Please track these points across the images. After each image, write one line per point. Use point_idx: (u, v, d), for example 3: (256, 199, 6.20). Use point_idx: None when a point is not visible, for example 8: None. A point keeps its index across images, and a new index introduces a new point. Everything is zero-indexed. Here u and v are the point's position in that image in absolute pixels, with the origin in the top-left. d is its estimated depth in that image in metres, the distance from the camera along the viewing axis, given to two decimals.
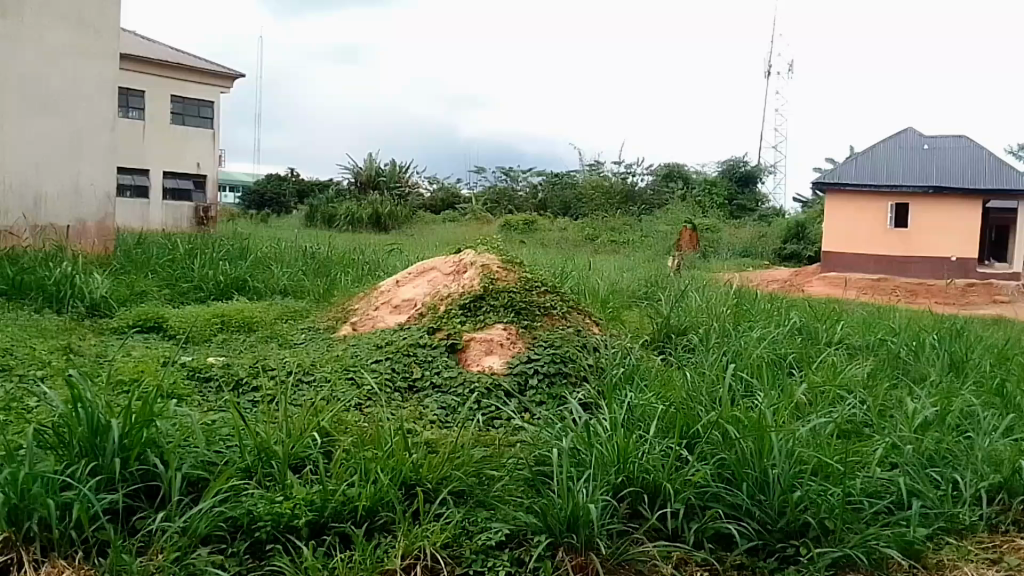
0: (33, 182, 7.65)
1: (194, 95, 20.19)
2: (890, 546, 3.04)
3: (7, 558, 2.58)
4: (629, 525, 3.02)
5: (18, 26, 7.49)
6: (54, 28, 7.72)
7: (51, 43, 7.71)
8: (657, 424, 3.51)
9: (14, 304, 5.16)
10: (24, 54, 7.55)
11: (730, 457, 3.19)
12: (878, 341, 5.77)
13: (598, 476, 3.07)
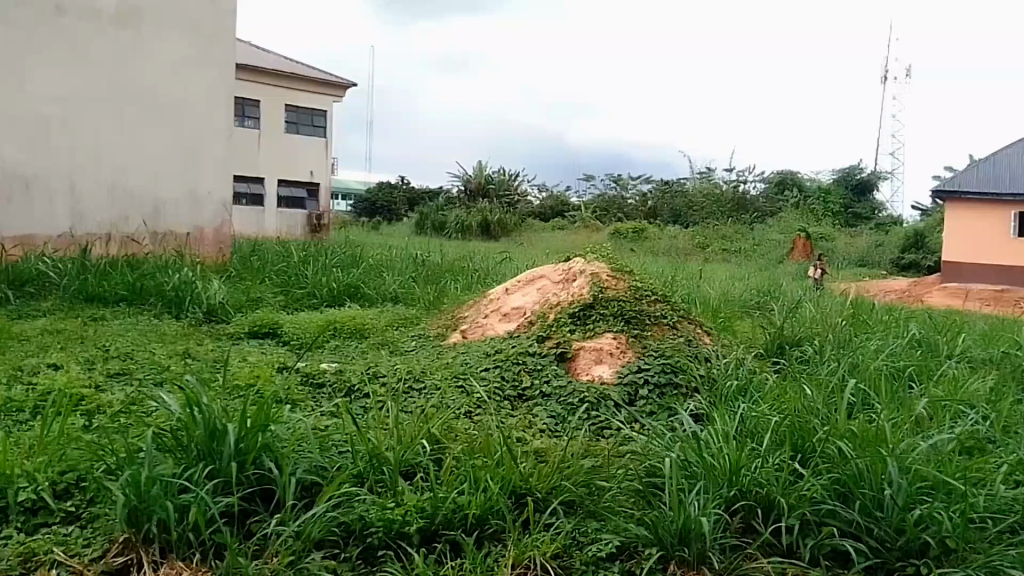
0: (153, 190, 8.03)
1: (307, 104, 21.03)
2: (1017, 568, 2.59)
3: (127, 559, 2.56)
4: (741, 540, 2.78)
5: (140, 38, 7.86)
6: (171, 40, 8.08)
7: (169, 54, 8.08)
8: (771, 437, 3.25)
9: (136, 309, 5.39)
10: (145, 65, 7.91)
11: (845, 473, 2.88)
12: (1003, 355, 5.25)
13: (710, 489, 2.87)
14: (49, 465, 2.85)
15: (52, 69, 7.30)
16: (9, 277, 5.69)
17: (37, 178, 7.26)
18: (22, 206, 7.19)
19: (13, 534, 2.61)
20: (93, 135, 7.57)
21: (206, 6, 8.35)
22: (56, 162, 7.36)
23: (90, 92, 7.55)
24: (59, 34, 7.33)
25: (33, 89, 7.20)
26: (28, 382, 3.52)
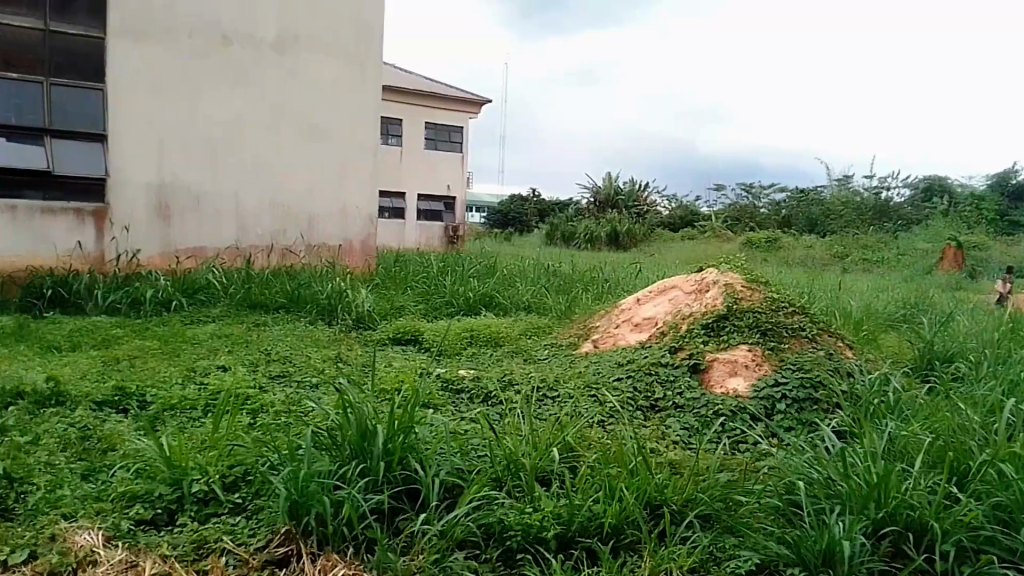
0: (307, 204, 8.53)
1: (445, 121, 21.68)
2: None
3: (288, 549, 2.70)
4: (890, 564, 2.63)
5: (297, 63, 8.39)
6: (325, 64, 8.56)
7: (324, 78, 8.57)
8: (922, 457, 3.09)
9: (293, 316, 5.76)
10: (302, 88, 8.43)
11: (1007, 498, 2.69)
12: None
13: (854, 510, 2.73)
14: (218, 460, 3.06)
15: (220, 94, 7.93)
16: (182, 285, 6.23)
17: (205, 194, 7.90)
18: (194, 220, 7.85)
19: (187, 521, 2.77)
20: (255, 156, 8.17)
21: (358, 30, 8.75)
22: (222, 180, 7.99)
23: (253, 115, 8.14)
24: (226, 63, 7.96)
25: (204, 114, 7.85)
26: (201, 382, 3.84)
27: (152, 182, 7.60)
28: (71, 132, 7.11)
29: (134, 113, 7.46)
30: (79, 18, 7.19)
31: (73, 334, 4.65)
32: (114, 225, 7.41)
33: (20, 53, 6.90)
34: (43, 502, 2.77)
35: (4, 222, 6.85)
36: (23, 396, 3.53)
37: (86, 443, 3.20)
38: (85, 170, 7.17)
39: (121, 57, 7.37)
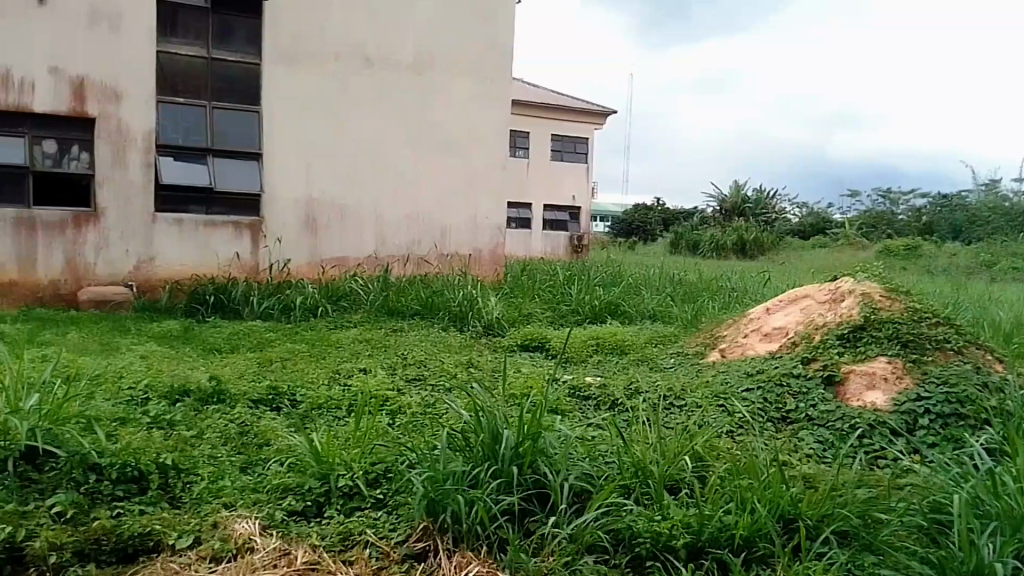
0: (441, 216, 8.83)
1: (571, 133, 21.82)
2: None
3: (425, 545, 2.80)
4: None
5: (433, 82, 8.71)
6: (458, 81, 8.85)
7: (458, 95, 8.86)
8: None
9: (427, 322, 5.98)
10: (437, 106, 8.75)
11: None
12: None
13: (1005, 532, 2.56)
14: (362, 457, 3.23)
15: (362, 113, 8.34)
16: (327, 292, 6.62)
17: (349, 208, 8.33)
18: (338, 232, 8.29)
19: (334, 514, 2.94)
20: (393, 170, 8.54)
21: (490, 48, 9.01)
22: (363, 194, 8.39)
23: (391, 132, 8.51)
24: (368, 83, 8.37)
25: (347, 131, 8.27)
26: (345, 383, 4.07)
27: (301, 197, 8.08)
28: (230, 150, 7.70)
29: (286, 134, 7.97)
30: (237, 45, 7.78)
31: (232, 337, 5.03)
32: (267, 236, 7.93)
33: (185, 80, 7.54)
34: (206, 491, 3.01)
35: (172, 234, 7.48)
36: (189, 393, 3.85)
37: (244, 437, 3.46)
38: (242, 185, 7.75)
39: (275, 82, 7.89)
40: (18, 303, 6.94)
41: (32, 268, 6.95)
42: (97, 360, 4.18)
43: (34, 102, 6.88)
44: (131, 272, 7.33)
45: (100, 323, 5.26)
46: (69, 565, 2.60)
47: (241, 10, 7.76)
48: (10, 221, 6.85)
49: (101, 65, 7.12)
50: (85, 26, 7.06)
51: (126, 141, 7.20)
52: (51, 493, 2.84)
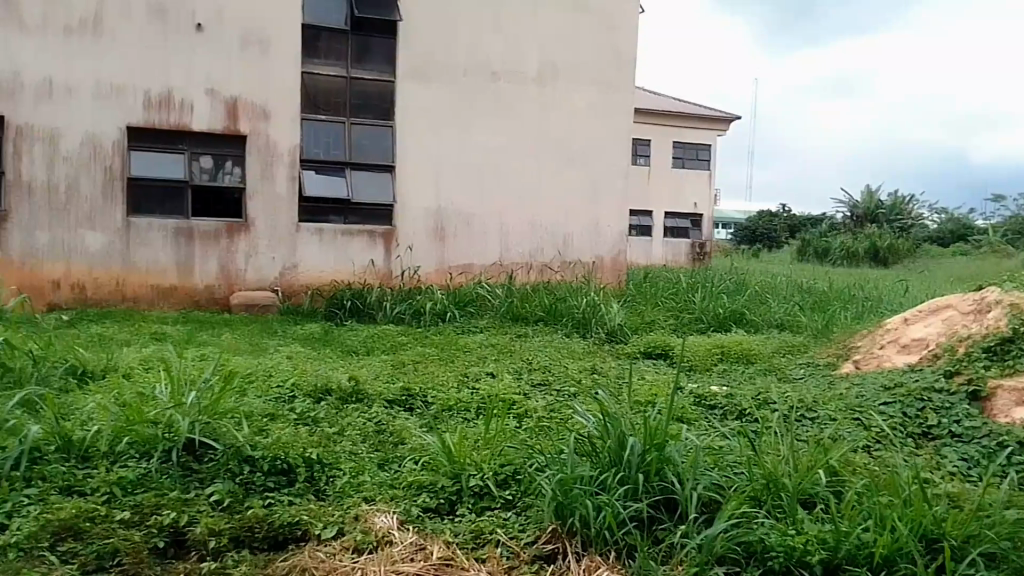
0: (564, 224, 8.91)
1: (694, 140, 21.53)
2: None
3: (554, 547, 2.82)
4: None
5: (558, 93, 8.82)
6: (581, 92, 8.92)
7: (582, 105, 8.93)
8: None
9: (551, 328, 6.05)
10: (562, 116, 8.84)
11: None
12: None
13: None
14: (491, 458, 3.33)
15: (489, 125, 8.54)
16: (455, 298, 6.81)
17: (475, 217, 8.53)
18: (465, 240, 8.51)
19: (465, 512, 3.03)
20: (517, 180, 8.69)
21: (614, 59, 9.03)
22: (489, 203, 8.58)
23: (516, 142, 8.67)
24: (495, 96, 8.55)
25: (473, 143, 8.48)
26: (473, 386, 4.19)
27: (431, 207, 8.34)
28: (367, 164, 8.09)
29: (416, 146, 8.25)
30: (376, 63, 8.16)
31: (366, 340, 5.26)
32: (400, 243, 8.23)
33: (328, 98, 7.98)
34: (348, 486, 3.20)
35: (314, 243, 7.89)
36: (331, 392, 4.08)
37: (381, 435, 3.66)
38: (377, 198, 8.11)
39: (407, 97, 8.19)
40: (178, 306, 7.47)
41: (190, 274, 7.48)
42: (249, 359, 4.48)
43: (193, 121, 7.42)
44: (278, 278, 7.79)
45: (250, 326, 5.61)
46: (225, 549, 2.77)
47: (380, 29, 8.13)
48: (172, 231, 7.39)
49: (251, 85, 7.58)
50: (239, 50, 7.53)
51: (273, 155, 7.66)
52: (210, 482, 3.13)
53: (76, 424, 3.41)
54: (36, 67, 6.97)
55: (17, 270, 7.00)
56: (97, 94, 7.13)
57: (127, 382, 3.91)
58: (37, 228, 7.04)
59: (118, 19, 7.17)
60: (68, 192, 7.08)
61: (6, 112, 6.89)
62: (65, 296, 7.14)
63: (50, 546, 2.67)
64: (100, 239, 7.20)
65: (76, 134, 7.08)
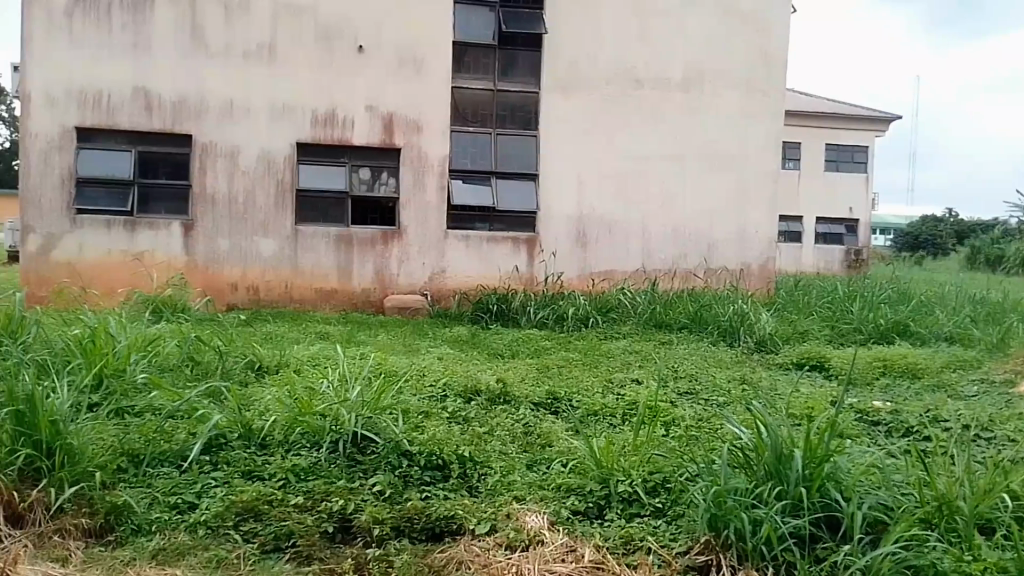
0: (708, 230, 8.77)
1: (850, 142, 20.62)
2: None
3: (708, 559, 2.79)
4: None
5: (703, 98, 8.70)
6: (728, 96, 8.76)
7: (728, 111, 8.77)
8: None
9: (697, 336, 5.98)
10: (706, 122, 8.72)
11: None
12: None
13: None
14: (639, 466, 3.35)
15: (633, 132, 8.53)
16: (597, 304, 6.87)
17: (617, 223, 8.54)
18: (606, 246, 8.54)
19: (614, 518, 3.06)
20: (662, 186, 8.64)
21: (762, 62, 8.83)
22: (632, 209, 8.57)
23: (660, 149, 8.62)
24: (639, 103, 8.54)
25: (617, 150, 8.50)
26: (618, 392, 4.26)
27: (574, 213, 8.42)
28: (513, 172, 8.28)
29: (559, 154, 8.36)
30: (522, 76, 8.40)
31: (513, 343, 5.40)
32: (542, 248, 8.36)
33: (476, 111, 8.35)
34: (499, 484, 3.31)
35: (461, 249, 8.14)
36: (480, 393, 4.26)
37: (529, 437, 3.78)
38: (522, 205, 8.26)
39: (551, 106, 8.32)
40: (338, 307, 7.92)
41: (348, 277, 7.90)
42: (405, 359, 4.72)
43: (354, 136, 7.85)
44: (427, 282, 8.08)
45: (404, 326, 5.90)
46: (386, 538, 2.93)
47: (526, 43, 8.36)
48: (333, 238, 7.83)
49: (407, 100, 7.93)
50: (395, 68, 7.89)
51: (426, 166, 7.98)
52: (372, 473, 3.33)
53: (255, 415, 3.75)
54: (218, 89, 7.57)
55: (202, 273, 7.60)
56: (271, 113, 7.67)
57: (297, 377, 4.24)
58: (219, 235, 7.61)
59: (287, 42, 7.68)
60: (244, 203, 7.64)
61: (193, 131, 7.52)
62: (242, 297, 7.71)
63: (234, 525, 2.94)
64: (272, 245, 7.72)
65: (252, 150, 7.64)
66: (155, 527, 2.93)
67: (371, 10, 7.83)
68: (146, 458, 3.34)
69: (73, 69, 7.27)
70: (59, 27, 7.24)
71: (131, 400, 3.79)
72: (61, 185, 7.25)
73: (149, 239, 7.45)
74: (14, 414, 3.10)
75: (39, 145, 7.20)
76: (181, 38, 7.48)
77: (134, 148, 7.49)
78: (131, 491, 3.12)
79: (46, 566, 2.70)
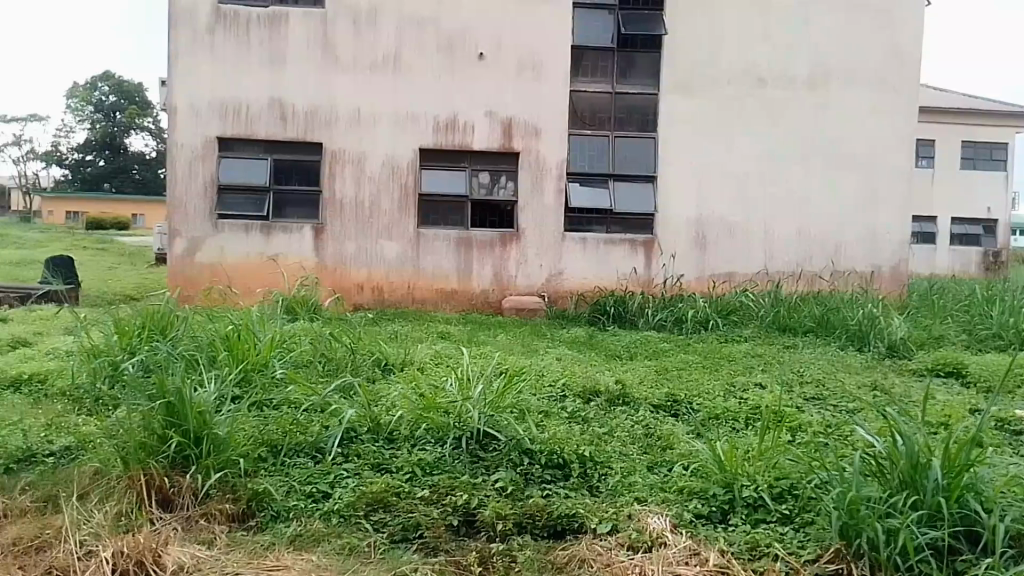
0: (836, 231, 8.48)
1: (987, 138, 19.41)
2: None
3: (838, 567, 2.72)
4: None
5: (829, 95, 8.42)
6: (856, 93, 8.44)
7: (856, 108, 8.45)
8: None
9: (824, 341, 5.79)
10: (833, 120, 8.43)
11: None
12: None
13: None
14: (765, 471, 3.28)
15: (755, 132, 8.35)
16: (718, 307, 6.76)
17: (739, 224, 8.38)
18: (727, 248, 8.39)
19: (739, 522, 3.00)
20: (786, 187, 8.41)
21: (893, 57, 8.46)
22: (754, 211, 8.39)
23: (784, 149, 8.40)
24: (761, 103, 8.35)
25: (739, 151, 8.34)
26: (741, 396, 4.21)
27: (693, 215, 8.31)
28: (630, 175, 8.26)
29: (678, 156, 8.28)
30: (640, 78, 8.39)
31: (632, 345, 5.39)
32: (660, 249, 8.29)
33: (593, 113, 8.38)
34: (620, 485, 3.32)
35: (578, 252, 8.18)
36: (599, 393, 4.29)
37: (649, 439, 3.77)
38: (639, 208, 8.21)
39: (670, 108, 8.25)
40: (458, 308, 8.13)
41: (467, 278, 8.08)
42: (525, 359, 4.81)
43: (474, 141, 8.03)
44: (544, 284, 8.17)
45: (522, 326, 6.01)
46: (510, 533, 3.00)
47: (645, 45, 8.35)
48: (454, 240, 8.03)
49: (526, 105, 8.04)
50: (515, 74, 8.02)
51: (544, 169, 8.06)
52: (494, 469, 3.41)
53: (383, 410, 3.91)
54: (347, 99, 7.90)
55: (331, 274, 7.96)
56: (395, 120, 7.95)
57: (422, 375, 4.41)
58: (346, 238, 7.95)
59: (412, 52, 7.95)
60: (370, 207, 7.95)
61: (323, 139, 7.88)
62: (368, 298, 8.03)
63: (365, 515, 3.07)
64: (395, 248, 8.00)
65: (378, 157, 7.94)
66: (292, 514, 3.10)
67: (492, 18, 7.99)
68: (284, 448, 3.54)
69: (216, 84, 7.77)
70: (203, 44, 7.75)
71: (269, 394, 4.02)
72: (204, 192, 7.75)
73: (283, 242, 7.86)
74: (166, 406, 3.31)
75: (185, 155, 7.73)
76: (313, 51, 7.86)
77: (270, 156, 7.93)
78: (270, 479, 3.32)
79: (195, 547, 2.85)
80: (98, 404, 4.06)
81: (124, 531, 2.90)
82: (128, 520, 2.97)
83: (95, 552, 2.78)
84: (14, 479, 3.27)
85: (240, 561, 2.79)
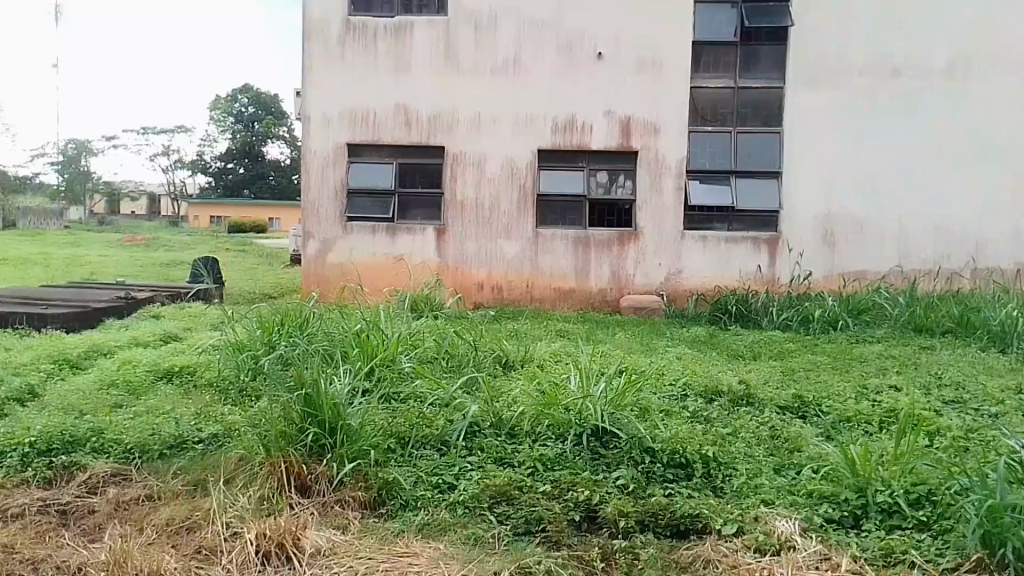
0: (977, 226, 7.99)
1: None
2: None
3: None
4: None
5: (968, 84, 7.93)
6: (998, 80, 7.91)
7: (998, 96, 7.92)
8: None
9: (962, 342, 5.49)
10: (973, 110, 7.94)
11: None
12: None
13: None
14: (901, 476, 3.12)
15: (887, 125, 7.98)
16: (847, 305, 6.51)
17: (871, 220, 8.03)
18: (857, 246, 8.06)
19: (873, 528, 2.88)
20: (921, 182, 7.99)
21: None
22: (887, 207, 8.01)
23: (919, 142, 7.97)
24: (894, 95, 7.97)
25: (869, 145, 7.99)
26: (874, 399, 4.05)
27: (821, 212, 8.03)
28: (754, 170, 8.06)
29: (803, 153, 8.01)
30: (764, 71, 8.20)
31: (756, 346, 5.27)
32: (785, 246, 8.05)
33: (715, 110, 8.26)
34: (746, 487, 3.26)
35: (698, 249, 8.06)
36: (722, 393, 4.23)
37: (775, 441, 3.68)
38: (763, 204, 8.01)
39: (794, 104, 8.01)
40: (577, 306, 8.17)
41: (586, 277, 8.11)
42: (646, 358, 4.81)
43: (593, 141, 8.05)
44: (664, 282, 8.10)
45: (640, 326, 5.97)
46: (633, 530, 3.01)
47: (770, 38, 8.17)
48: (572, 239, 8.08)
49: (646, 103, 7.99)
50: (634, 72, 7.98)
51: (663, 167, 7.98)
52: (616, 467, 3.42)
53: (505, 406, 4.01)
54: (469, 103, 8.09)
55: (453, 273, 8.18)
56: (515, 123, 8.08)
57: (542, 372, 4.49)
58: (468, 238, 8.15)
59: (531, 55, 8.05)
60: (490, 208, 8.11)
61: (446, 143, 8.11)
62: (488, 297, 8.20)
63: (489, 507, 3.15)
64: (515, 247, 8.13)
65: (498, 158, 8.09)
66: (420, 503, 3.22)
67: (612, 16, 7.99)
68: (411, 440, 3.68)
69: (345, 92, 8.13)
70: (333, 55, 8.12)
71: (397, 388, 4.19)
72: (333, 196, 8.12)
73: (408, 243, 8.12)
74: (304, 397, 3.50)
75: (317, 161, 8.12)
76: (436, 58, 8.10)
77: (395, 160, 8.22)
78: (400, 468, 3.46)
79: (332, 532, 3.00)
80: (242, 395, 4.34)
81: (266, 515, 3.07)
82: (269, 504, 3.14)
83: (240, 533, 2.96)
84: (167, 464, 3.54)
85: (373, 546, 2.92)
